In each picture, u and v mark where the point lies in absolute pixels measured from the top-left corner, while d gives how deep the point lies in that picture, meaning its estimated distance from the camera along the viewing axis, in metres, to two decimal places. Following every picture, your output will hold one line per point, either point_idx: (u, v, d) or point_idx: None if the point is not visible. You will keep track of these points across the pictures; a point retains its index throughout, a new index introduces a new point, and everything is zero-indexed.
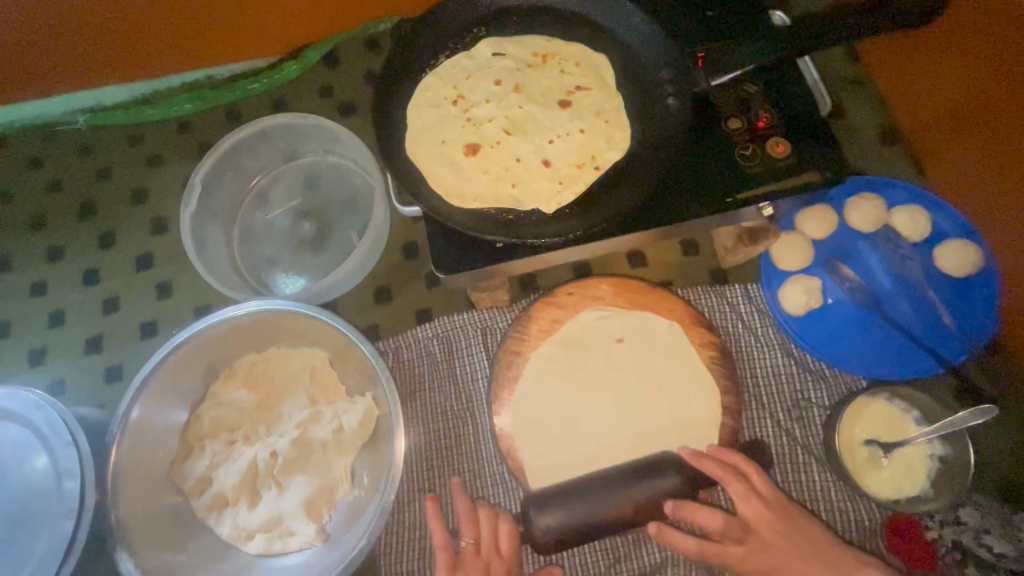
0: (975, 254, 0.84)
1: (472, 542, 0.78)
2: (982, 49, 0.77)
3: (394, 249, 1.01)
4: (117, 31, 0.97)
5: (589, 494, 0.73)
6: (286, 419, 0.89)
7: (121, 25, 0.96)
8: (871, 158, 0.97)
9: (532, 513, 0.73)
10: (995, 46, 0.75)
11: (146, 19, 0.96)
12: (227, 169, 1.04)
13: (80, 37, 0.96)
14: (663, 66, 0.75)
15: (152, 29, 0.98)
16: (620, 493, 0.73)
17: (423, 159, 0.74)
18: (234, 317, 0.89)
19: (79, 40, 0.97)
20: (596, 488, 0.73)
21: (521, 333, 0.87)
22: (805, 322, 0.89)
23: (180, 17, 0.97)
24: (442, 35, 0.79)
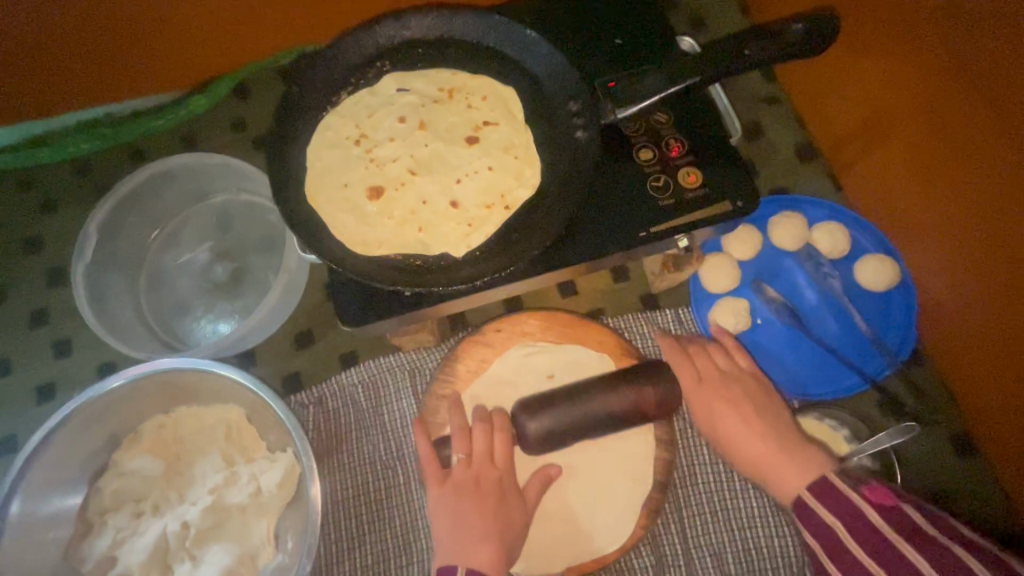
0: (892, 270, 0.85)
1: (465, 455, 0.76)
2: (890, 62, 0.77)
3: (315, 290, 0.96)
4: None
5: (584, 399, 0.73)
6: (199, 483, 0.82)
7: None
8: (791, 175, 0.98)
9: (523, 418, 0.72)
10: (895, 65, 0.77)
11: (21, 57, 0.87)
12: (128, 215, 0.96)
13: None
14: (571, 97, 0.72)
15: (31, 68, 0.89)
16: (611, 405, 0.72)
17: (323, 204, 0.70)
18: (133, 380, 0.81)
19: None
20: (593, 403, 0.73)
21: (447, 376, 0.83)
22: (735, 344, 0.89)
23: (60, 53, 0.89)
24: (342, 70, 0.75)
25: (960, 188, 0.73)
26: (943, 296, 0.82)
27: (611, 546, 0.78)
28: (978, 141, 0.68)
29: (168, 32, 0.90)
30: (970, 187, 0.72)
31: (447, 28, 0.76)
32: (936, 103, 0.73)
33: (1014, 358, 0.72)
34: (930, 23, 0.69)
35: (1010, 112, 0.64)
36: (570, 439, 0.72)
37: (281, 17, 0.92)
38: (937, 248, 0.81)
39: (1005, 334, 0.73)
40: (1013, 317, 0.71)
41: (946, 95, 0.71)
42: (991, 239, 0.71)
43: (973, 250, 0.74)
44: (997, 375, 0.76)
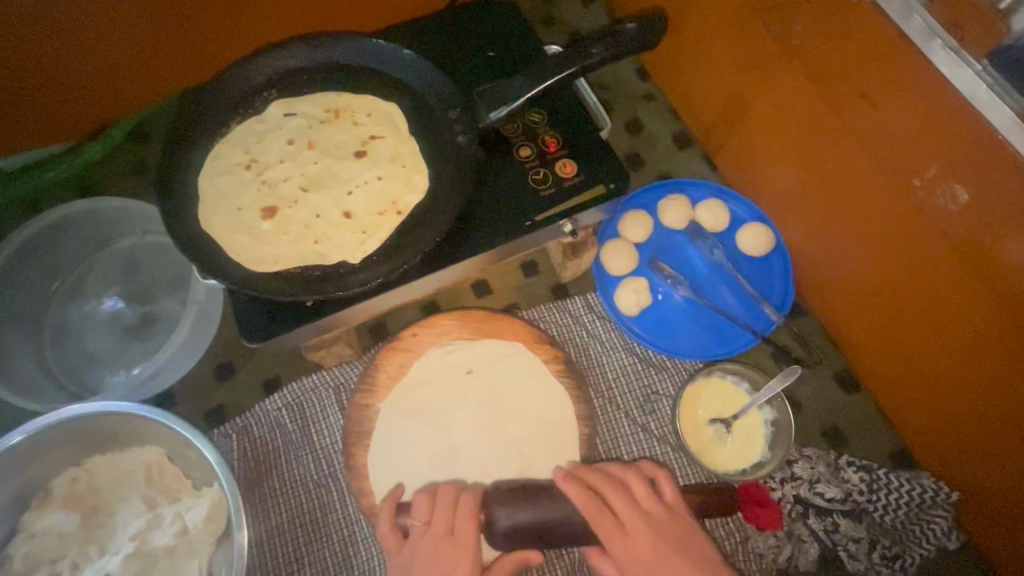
0: (766, 234, 0.95)
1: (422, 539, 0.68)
2: (739, 42, 0.86)
3: (231, 322, 0.95)
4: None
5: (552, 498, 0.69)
6: (120, 533, 0.80)
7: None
8: (673, 162, 1.08)
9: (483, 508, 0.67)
10: (739, 56, 0.87)
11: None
12: (25, 269, 0.94)
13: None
14: (450, 106, 0.78)
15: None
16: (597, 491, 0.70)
17: (218, 229, 0.71)
18: (39, 435, 0.78)
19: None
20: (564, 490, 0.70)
21: (369, 385, 0.85)
22: (640, 319, 0.95)
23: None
24: (228, 100, 0.78)
25: (810, 141, 0.82)
26: (809, 252, 0.92)
27: None
28: (813, 111, 0.79)
29: (49, 80, 0.89)
30: (816, 153, 0.82)
31: (328, 53, 0.80)
32: (774, 86, 0.83)
33: (879, 297, 0.81)
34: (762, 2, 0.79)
35: (833, 83, 0.74)
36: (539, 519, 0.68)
37: (168, 59, 0.94)
38: (800, 211, 0.91)
39: (869, 276, 0.82)
40: (872, 260, 0.80)
41: (781, 78, 0.81)
42: (843, 181, 0.79)
43: (829, 207, 0.84)
44: (868, 315, 0.85)
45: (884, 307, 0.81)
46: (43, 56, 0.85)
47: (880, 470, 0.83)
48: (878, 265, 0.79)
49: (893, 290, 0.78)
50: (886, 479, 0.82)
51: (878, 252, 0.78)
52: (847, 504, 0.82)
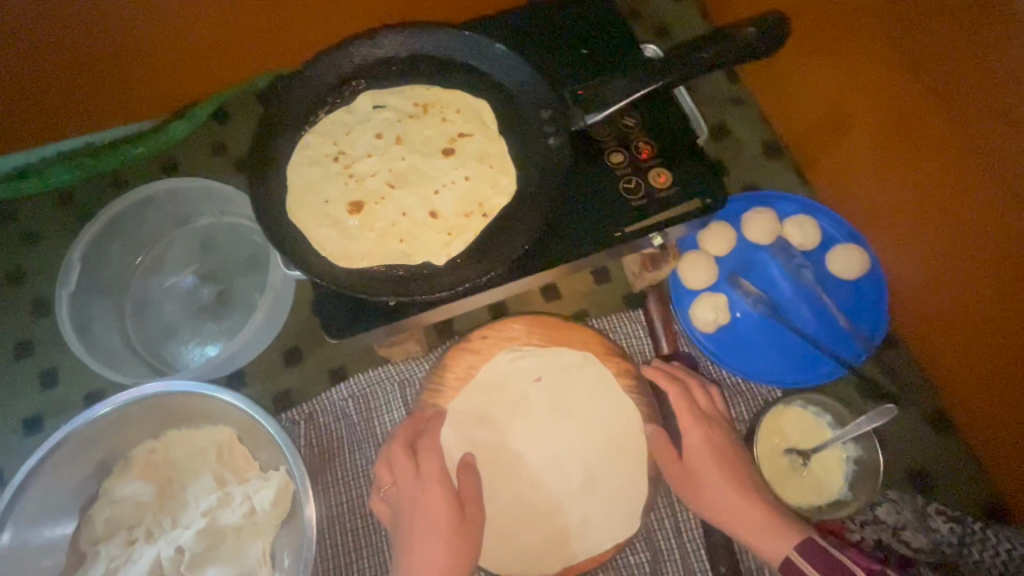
0: (861, 258, 0.88)
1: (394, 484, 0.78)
2: (845, 49, 0.80)
3: (301, 308, 0.96)
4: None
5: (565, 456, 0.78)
6: (192, 507, 0.82)
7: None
8: (761, 172, 1.02)
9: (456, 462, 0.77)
10: (856, 53, 0.78)
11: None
12: (112, 241, 0.97)
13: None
14: (542, 106, 0.75)
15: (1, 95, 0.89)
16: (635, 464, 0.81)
17: (305, 221, 0.71)
18: (123, 406, 0.82)
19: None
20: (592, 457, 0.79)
21: (436, 384, 0.84)
22: (716, 337, 0.91)
23: (32, 81, 0.88)
24: (319, 89, 0.77)
25: (920, 158, 0.75)
26: (911, 280, 0.85)
27: (606, 544, 0.80)
28: (940, 123, 0.70)
29: (144, 58, 0.91)
30: (935, 168, 0.73)
31: (419, 45, 0.78)
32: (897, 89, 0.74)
33: (983, 333, 0.74)
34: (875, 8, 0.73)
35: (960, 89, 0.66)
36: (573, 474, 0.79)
37: (256, 41, 0.94)
38: (904, 230, 0.83)
39: (974, 309, 0.75)
40: (979, 292, 0.73)
41: (906, 81, 0.72)
42: (956, 205, 0.72)
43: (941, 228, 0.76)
44: (970, 354, 0.78)
45: (989, 345, 0.74)
46: (142, 35, 0.86)
47: (976, 524, 0.77)
48: (986, 297, 0.72)
49: (999, 327, 0.71)
50: (982, 534, 0.76)
51: (985, 283, 0.72)
52: (934, 556, 0.78)
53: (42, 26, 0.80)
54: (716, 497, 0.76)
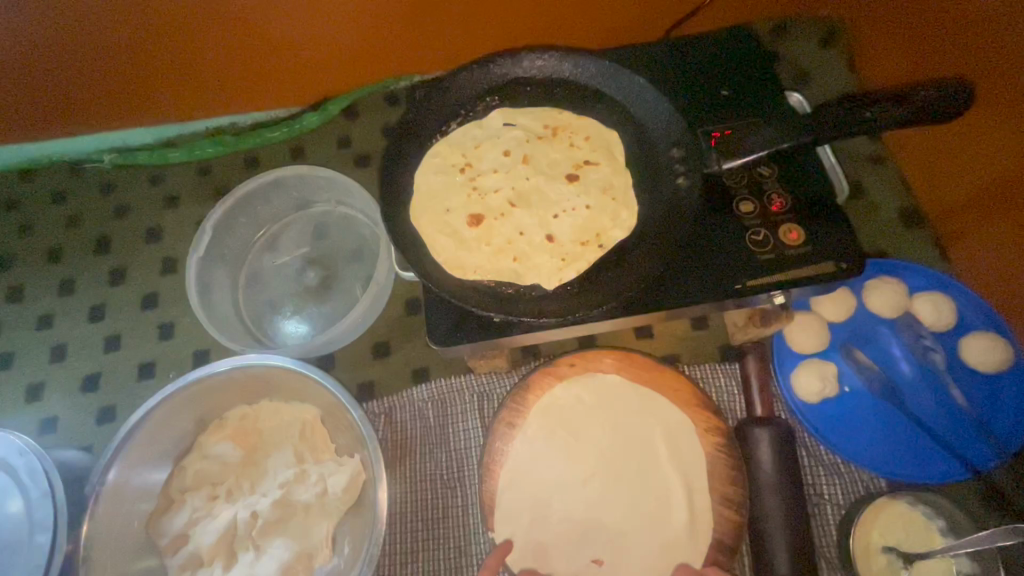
0: (1003, 352, 0.80)
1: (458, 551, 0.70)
2: (1012, 125, 0.73)
3: (397, 305, 1.00)
4: (140, 70, 0.98)
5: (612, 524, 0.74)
6: (271, 476, 0.86)
7: (143, 65, 0.97)
8: (890, 238, 0.94)
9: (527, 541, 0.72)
10: None
11: (169, 60, 0.97)
12: (240, 216, 1.05)
13: (100, 72, 0.97)
14: (674, 144, 0.73)
15: (173, 71, 0.99)
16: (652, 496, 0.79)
17: (425, 226, 0.73)
18: (229, 370, 0.88)
19: (99, 76, 0.97)
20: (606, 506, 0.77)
21: (517, 404, 0.83)
22: (819, 409, 0.85)
23: (200, 59, 0.97)
24: (455, 101, 0.80)
25: None
26: None
27: None
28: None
29: (297, 50, 0.98)
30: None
31: (559, 69, 0.80)
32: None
33: None
34: None
35: None
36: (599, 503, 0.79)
37: (400, 45, 1.00)
38: None
39: None
40: None
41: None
42: None
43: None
44: None
45: None
46: (300, 28, 0.93)
47: None
48: None
49: None
50: None
51: None
52: None
53: (228, 15, 0.89)
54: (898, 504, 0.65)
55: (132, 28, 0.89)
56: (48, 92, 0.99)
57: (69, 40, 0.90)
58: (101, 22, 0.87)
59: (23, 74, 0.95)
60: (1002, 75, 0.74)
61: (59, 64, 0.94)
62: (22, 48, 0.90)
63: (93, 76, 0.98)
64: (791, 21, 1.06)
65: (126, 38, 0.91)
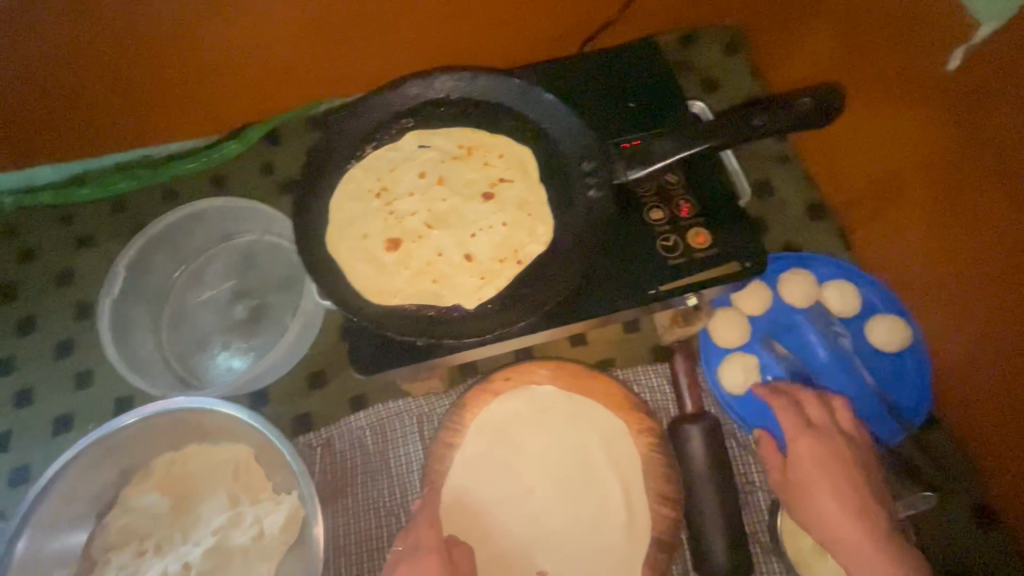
0: (905, 331, 0.85)
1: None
2: (902, 121, 0.80)
3: (330, 331, 0.98)
4: (37, 106, 0.93)
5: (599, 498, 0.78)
6: (203, 523, 0.82)
7: (40, 100, 0.92)
8: (801, 231, 1.00)
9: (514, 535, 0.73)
10: (923, 122, 0.77)
11: (65, 91, 0.92)
12: (158, 252, 1.01)
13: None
14: (585, 158, 0.76)
15: (72, 102, 0.94)
16: (591, 501, 0.80)
17: (343, 254, 0.73)
18: (150, 417, 0.83)
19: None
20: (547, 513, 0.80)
21: (455, 423, 0.83)
22: (745, 400, 0.88)
23: (99, 88, 0.93)
24: (369, 125, 0.79)
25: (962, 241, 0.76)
26: (958, 357, 0.81)
27: None
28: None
29: (206, 75, 0.96)
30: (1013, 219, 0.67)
31: (471, 88, 0.80)
32: (979, 132, 0.69)
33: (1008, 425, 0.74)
34: (934, 92, 0.74)
35: (1001, 177, 0.68)
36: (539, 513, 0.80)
37: (314, 67, 0.99)
38: (940, 307, 0.82)
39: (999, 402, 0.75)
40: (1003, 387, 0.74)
41: (996, 122, 0.67)
42: (990, 291, 0.73)
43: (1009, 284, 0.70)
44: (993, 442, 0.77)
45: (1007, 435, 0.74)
46: (205, 52, 0.91)
47: None
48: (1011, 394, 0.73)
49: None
50: None
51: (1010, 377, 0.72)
52: None
53: (129, 44, 0.86)
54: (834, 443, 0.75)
55: (24, 63, 0.85)
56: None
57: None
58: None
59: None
60: (894, 77, 0.80)
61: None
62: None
63: None
64: (698, 30, 1.12)
65: (17, 72, 0.86)
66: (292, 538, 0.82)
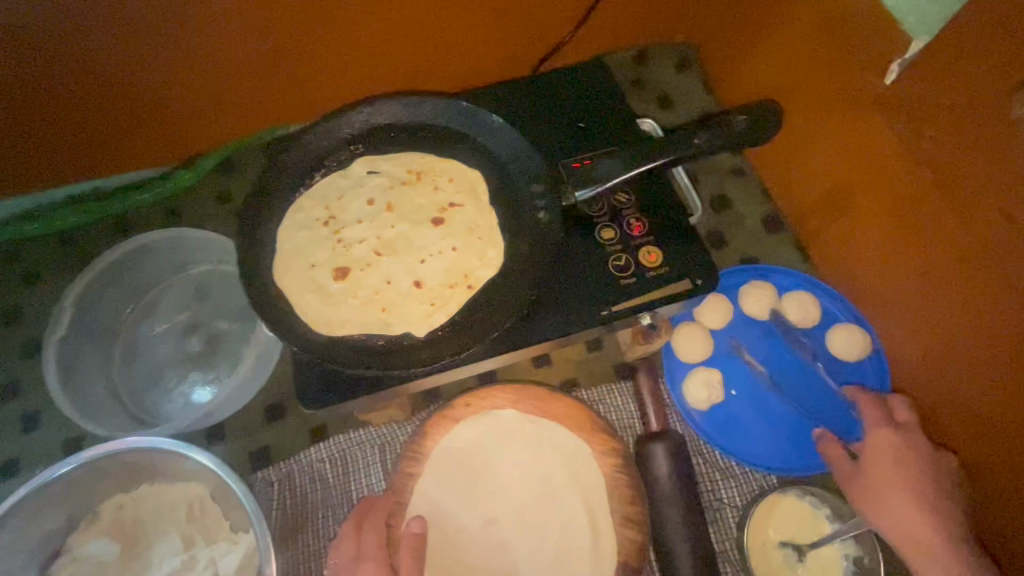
0: (863, 340, 0.86)
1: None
2: (848, 132, 0.82)
3: (288, 361, 0.96)
4: None
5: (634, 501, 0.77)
6: (155, 568, 0.80)
7: None
8: (759, 243, 1.00)
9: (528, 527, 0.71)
10: (867, 133, 0.79)
11: (6, 128, 0.89)
12: (109, 287, 0.98)
13: None
14: (534, 180, 0.75)
15: (13, 138, 0.91)
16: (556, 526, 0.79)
17: (289, 285, 0.72)
18: (97, 459, 0.80)
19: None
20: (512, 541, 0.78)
21: (415, 453, 0.81)
22: (710, 416, 0.88)
23: (41, 124, 0.90)
24: (314, 153, 0.78)
25: (919, 246, 0.77)
26: (917, 361, 0.82)
27: None
28: (981, 164, 0.65)
29: (154, 105, 0.94)
30: (978, 217, 0.67)
31: (420, 112, 0.80)
32: (928, 137, 0.70)
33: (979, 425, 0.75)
34: (875, 103, 0.76)
35: (950, 185, 0.69)
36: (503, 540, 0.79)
37: (266, 94, 0.99)
38: (899, 312, 0.84)
39: (969, 402, 0.75)
40: (971, 388, 0.75)
41: (942, 127, 0.68)
42: (949, 295, 0.74)
43: (981, 282, 0.69)
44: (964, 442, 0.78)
45: (976, 435, 0.75)
46: (149, 81, 0.89)
47: None
48: (979, 394, 0.73)
49: (997, 422, 0.72)
50: None
51: (976, 377, 0.73)
52: None
53: (69, 77, 0.85)
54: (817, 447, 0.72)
55: None
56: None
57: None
58: None
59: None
60: (836, 90, 0.82)
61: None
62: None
63: None
64: (651, 47, 1.13)
65: None
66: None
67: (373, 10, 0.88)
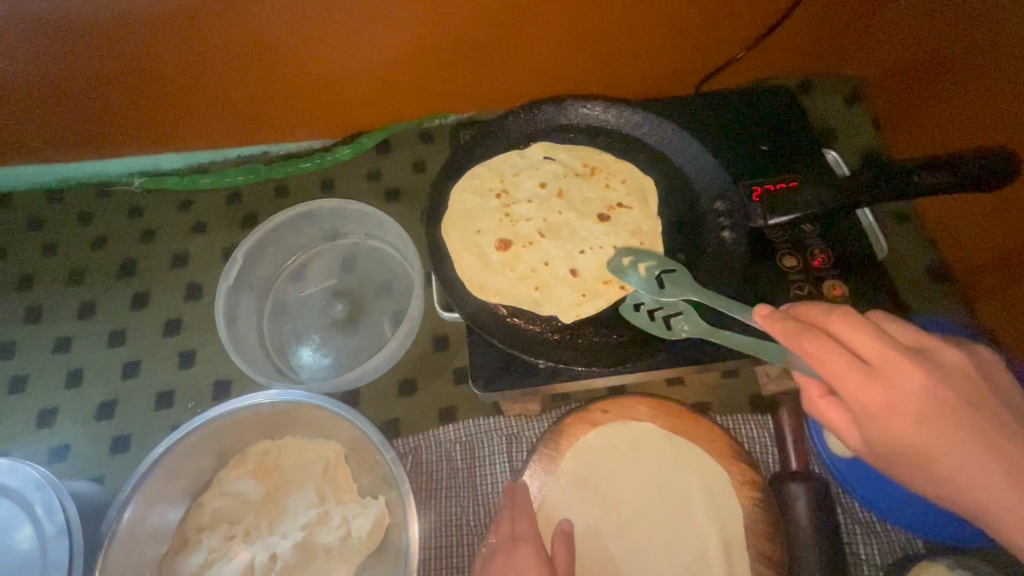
0: None
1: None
2: None
3: (425, 340, 0.99)
4: (175, 96, 0.99)
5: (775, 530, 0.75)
6: (291, 517, 0.83)
7: (178, 92, 0.98)
8: (920, 292, 0.94)
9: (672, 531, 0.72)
10: None
11: (202, 86, 0.97)
12: (269, 246, 1.05)
13: (136, 97, 0.98)
14: (719, 198, 0.79)
15: (206, 95, 0.99)
16: (692, 550, 0.77)
17: (455, 241, 0.80)
18: (255, 405, 0.85)
19: (125, 90, 0.96)
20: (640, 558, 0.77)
21: (551, 450, 0.82)
22: (850, 465, 0.81)
23: (230, 85, 0.98)
24: (504, 141, 0.86)
25: None
26: None
27: None
28: None
29: (331, 80, 0.99)
30: None
31: (603, 117, 0.86)
32: None
33: None
34: None
35: None
36: (633, 555, 0.77)
37: (436, 83, 1.03)
38: None
39: None
40: None
41: None
42: None
43: None
44: None
45: None
46: (326, 56, 0.94)
47: None
48: None
49: None
50: None
51: None
52: None
53: (256, 44, 0.90)
54: (958, 475, 0.44)
55: (170, 55, 0.90)
56: (75, 107, 0.98)
57: (95, 49, 0.87)
58: (142, 47, 0.88)
59: (48, 84, 0.93)
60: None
61: (87, 75, 0.92)
62: (44, 54, 0.88)
63: (129, 101, 0.99)
64: (816, 77, 1.10)
65: (163, 64, 0.92)
66: (381, 544, 0.83)
67: (560, 11, 0.90)
